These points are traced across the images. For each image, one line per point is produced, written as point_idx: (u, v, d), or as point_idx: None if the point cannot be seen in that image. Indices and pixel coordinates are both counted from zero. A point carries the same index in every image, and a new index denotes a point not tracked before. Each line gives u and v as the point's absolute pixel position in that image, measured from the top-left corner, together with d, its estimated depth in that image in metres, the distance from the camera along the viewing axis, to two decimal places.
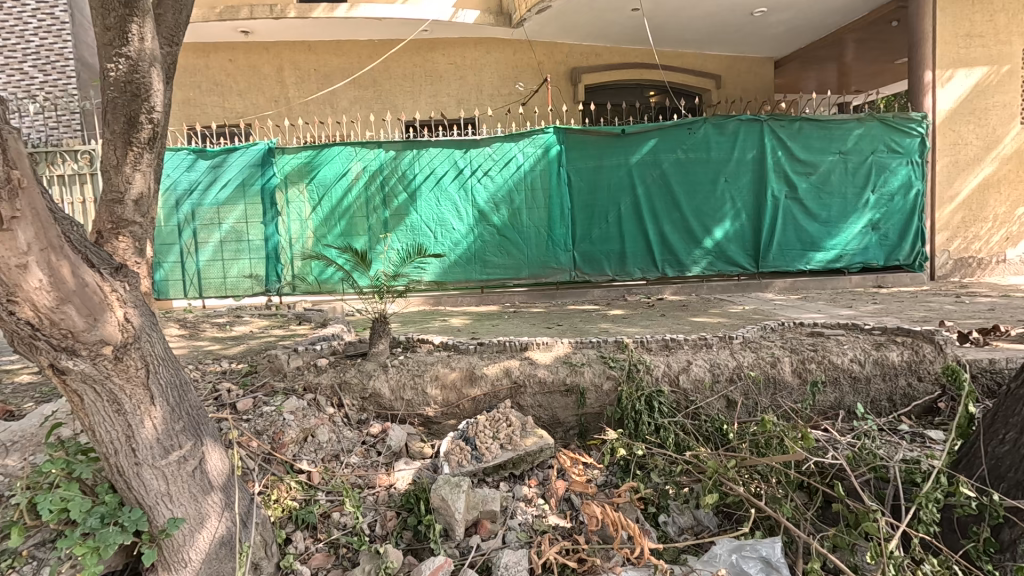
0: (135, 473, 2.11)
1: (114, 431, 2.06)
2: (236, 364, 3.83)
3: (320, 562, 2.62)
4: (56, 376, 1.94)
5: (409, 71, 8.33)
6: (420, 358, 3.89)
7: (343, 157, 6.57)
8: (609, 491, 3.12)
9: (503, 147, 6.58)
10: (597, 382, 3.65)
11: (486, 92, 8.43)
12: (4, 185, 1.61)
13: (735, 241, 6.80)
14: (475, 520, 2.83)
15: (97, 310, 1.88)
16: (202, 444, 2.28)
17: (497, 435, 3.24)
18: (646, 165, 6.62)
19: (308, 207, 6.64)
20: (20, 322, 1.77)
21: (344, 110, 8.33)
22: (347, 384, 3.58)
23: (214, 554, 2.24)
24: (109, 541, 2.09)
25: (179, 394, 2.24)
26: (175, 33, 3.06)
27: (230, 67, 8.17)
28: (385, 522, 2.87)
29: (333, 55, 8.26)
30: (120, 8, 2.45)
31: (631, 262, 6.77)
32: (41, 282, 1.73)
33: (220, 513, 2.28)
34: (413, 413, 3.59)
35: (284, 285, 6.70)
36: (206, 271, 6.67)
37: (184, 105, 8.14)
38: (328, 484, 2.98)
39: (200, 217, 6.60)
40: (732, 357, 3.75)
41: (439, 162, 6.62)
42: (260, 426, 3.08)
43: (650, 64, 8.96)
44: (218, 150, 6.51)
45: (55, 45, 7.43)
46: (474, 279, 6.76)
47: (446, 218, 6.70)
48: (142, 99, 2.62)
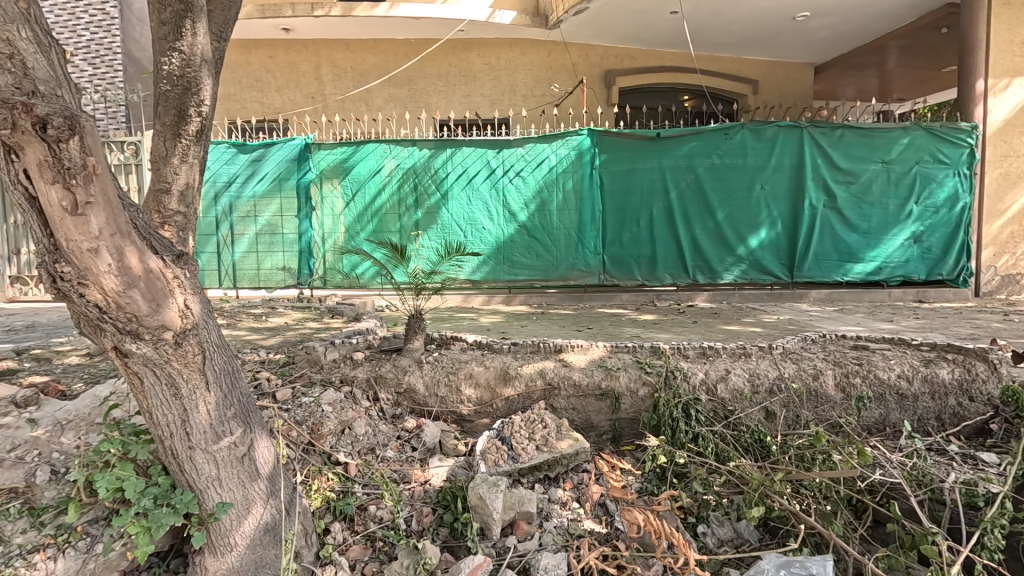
0: (188, 457, 2.16)
1: (171, 414, 2.11)
2: (274, 354, 3.87)
3: (358, 554, 2.65)
4: (118, 358, 1.99)
5: (443, 71, 8.39)
6: (454, 355, 3.91)
7: (377, 154, 6.64)
8: (648, 499, 3.09)
9: (536, 147, 6.56)
10: (632, 387, 3.60)
11: (520, 93, 8.43)
12: (80, 172, 1.65)
13: (770, 250, 6.65)
14: (512, 521, 2.82)
15: (160, 295, 1.93)
16: (251, 431, 2.33)
17: (533, 436, 3.23)
18: (681, 170, 6.52)
19: (342, 202, 6.73)
20: (89, 304, 1.83)
21: (379, 108, 8.43)
22: (383, 378, 3.61)
23: (259, 540, 2.28)
24: (161, 523, 2.15)
25: (231, 381, 2.29)
26: (224, 29, 3.12)
27: (270, 63, 8.34)
28: (422, 518, 2.89)
29: (369, 53, 8.36)
30: (177, 5, 2.56)
31: (661, 268, 6.68)
32: (109, 266, 1.79)
33: (265, 500, 2.32)
34: (447, 411, 3.60)
35: (315, 279, 6.81)
36: (241, 263, 6.81)
37: (225, 100, 8.36)
38: (365, 476, 2.99)
39: (237, 210, 6.75)
40: (773, 368, 3.66)
41: (471, 162, 6.64)
42: (300, 416, 3.11)
43: (687, 68, 8.83)
44: (257, 145, 6.66)
45: (104, 39, 7.70)
46: (502, 279, 6.76)
47: (477, 218, 6.71)
48: (192, 92, 2.67)
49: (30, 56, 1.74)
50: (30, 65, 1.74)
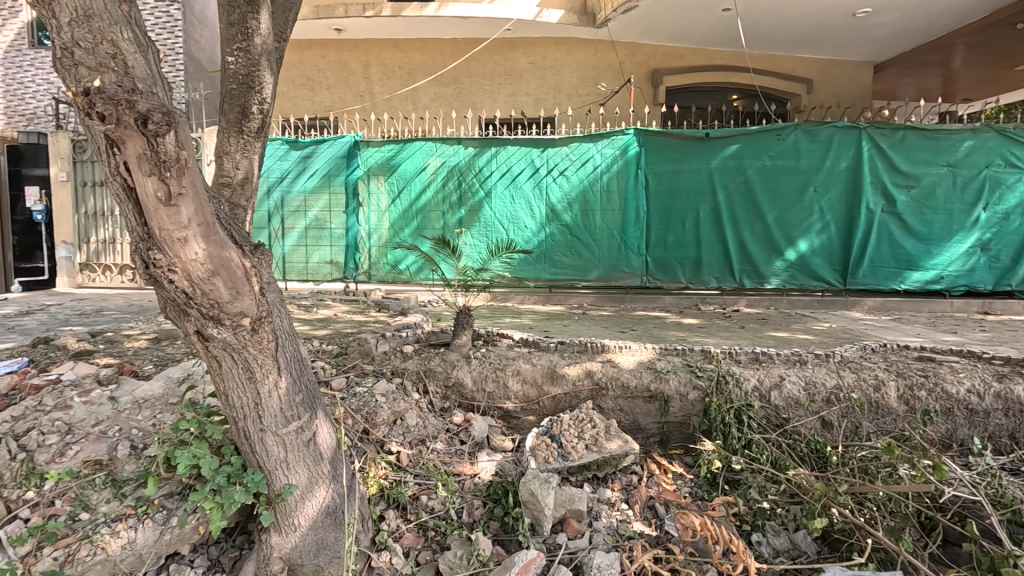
0: (259, 439, 2.26)
1: (245, 397, 2.22)
2: (327, 344, 3.99)
3: (411, 542, 2.71)
4: (200, 342, 2.10)
5: (490, 70, 8.45)
6: (501, 352, 3.94)
7: (423, 152, 6.75)
8: (701, 503, 3.08)
9: (581, 147, 6.54)
10: (682, 391, 3.55)
11: (565, 92, 8.41)
12: (174, 165, 1.75)
13: (822, 255, 6.41)
14: (562, 519, 2.84)
15: (239, 284, 2.03)
16: (316, 417, 2.43)
17: (582, 436, 3.23)
18: (730, 171, 6.37)
19: (387, 199, 6.87)
20: (177, 289, 1.93)
21: (425, 106, 8.56)
22: (432, 371, 3.67)
23: (320, 523, 2.37)
24: (233, 500, 2.25)
25: (300, 367, 2.38)
26: (284, 29, 3.23)
27: (322, 62, 8.59)
28: (473, 510, 2.93)
29: (417, 52, 8.51)
30: (244, 7, 2.68)
31: (707, 270, 6.54)
32: (197, 254, 1.88)
33: (327, 484, 2.41)
34: (494, 406, 3.63)
35: (361, 273, 6.98)
36: (291, 256, 7.04)
37: (280, 99, 8.66)
38: (418, 467, 3.06)
39: (288, 204, 6.97)
40: (830, 376, 3.54)
41: (516, 160, 6.67)
42: (356, 405, 3.20)
43: (739, 67, 8.60)
44: (309, 142, 6.87)
45: (168, 40, 8.06)
46: (543, 278, 6.77)
47: (520, 216, 6.73)
48: (254, 90, 2.78)
49: (130, 56, 1.84)
50: (131, 64, 1.84)
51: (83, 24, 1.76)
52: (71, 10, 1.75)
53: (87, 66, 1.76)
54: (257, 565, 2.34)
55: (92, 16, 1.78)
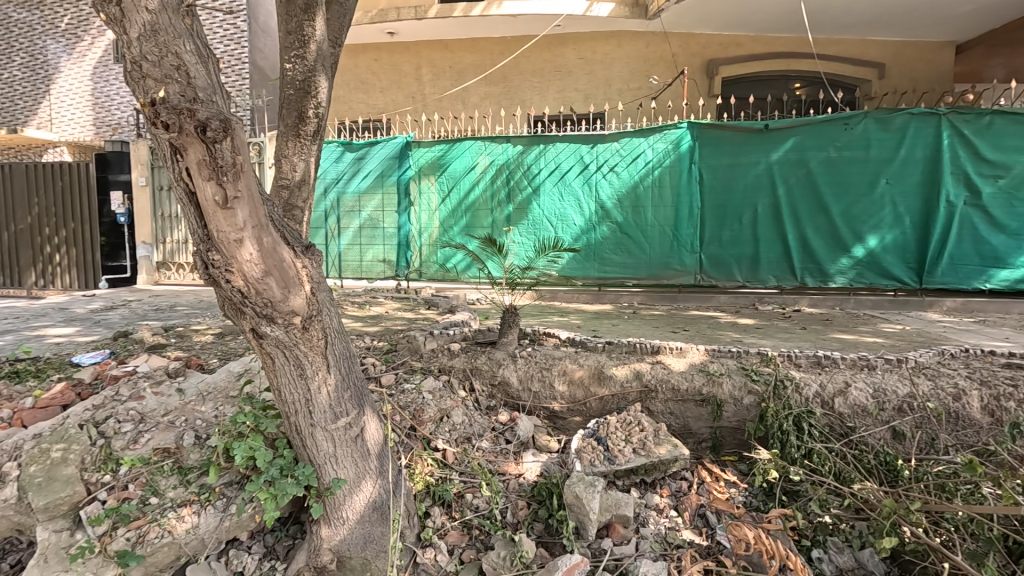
0: (310, 434, 2.35)
1: (296, 393, 2.30)
2: (377, 341, 4.06)
3: (456, 540, 2.73)
4: (255, 339, 2.19)
5: (539, 67, 8.40)
6: (548, 351, 3.90)
7: (472, 151, 6.80)
8: (756, 515, 2.96)
9: (631, 142, 6.39)
10: (736, 395, 3.40)
11: (616, 86, 8.26)
12: (230, 170, 1.83)
13: (894, 252, 5.97)
14: (608, 523, 2.78)
15: (291, 283, 2.10)
16: (363, 413, 2.49)
17: (630, 439, 3.16)
18: (791, 164, 6.05)
19: (437, 198, 6.97)
20: (233, 289, 2.02)
21: (475, 105, 8.61)
22: (478, 369, 3.68)
23: (367, 517, 2.44)
24: (285, 492, 2.35)
25: (348, 365, 2.45)
26: (339, 35, 3.32)
27: (375, 65, 8.82)
28: (517, 511, 2.92)
29: (467, 52, 8.58)
30: (301, 15, 2.80)
31: (765, 268, 6.24)
32: (251, 254, 1.96)
33: (374, 478, 2.47)
34: (540, 406, 3.59)
35: (412, 271, 7.13)
36: (346, 254, 7.28)
37: (336, 103, 8.96)
38: (462, 465, 3.07)
39: (343, 205, 7.20)
40: (903, 384, 3.29)
41: (564, 157, 6.60)
42: (403, 402, 3.25)
43: (802, 53, 8.13)
44: (363, 144, 7.07)
45: (236, 50, 8.51)
46: (592, 276, 6.67)
47: (568, 214, 6.66)
48: (311, 95, 2.87)
49: (192, 67, 1.94)
50: (192, 75, 1.94)
51: (150, 38, 1.86)
52: (140, 25, 1.85)
53: (153, 77, 1.86)
54: (307, 556, 2.42)
55: (159, 31, 1.87)
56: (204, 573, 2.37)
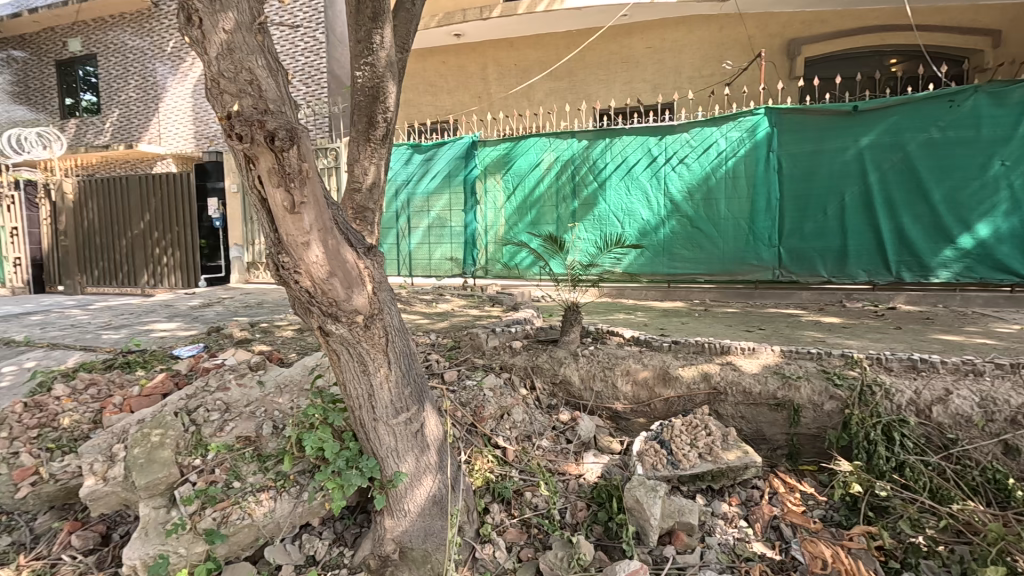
0: (373, 428, 2.45)
1: (360, 388, 2.40)
2: (442, 337, 4.12)
3: (514, 538, 2.75)
4: (322, 336, 2.30)
5: (605, 59, 8.23)
6: (611, 350, 3.81)
7: (537, 148, 6.79)
8: (835, 531, 2.75)
9: (703, 132, 6.12)
10: (816, 400, 3.17)
11: (686, 74, 7.93)
12: (296, 177, 1.93)
13: (1010, 241, 5.28)
14: (670, 530, 2.70)
15: (353, 282, 2.19)
16: (423, 409, 2.56)
17: (695, 443, 3.04)
18: (884, 149, 5.53)
19: (503, 196, 7.02)
20: (301, 289, 2.13)
21: (540, 102, 8.60)
22: (539, 367, 3.66)
23: (427, 511, 2.51)
24: (351, 482, 2.47)
25: (409, 362, 2.52)
26: (406, 40, 3.40)
27: (443, 68, 9.02)
28: (576, 512, 2.89)
29: (532, 49, 8.56)
30: (369, 23, 2.90)
31: (854, 262, 5.74)
32: (318, 256, 2.07)
33: (434, 474, 2.54)
34: (602, 406, 3.53)
35: (478, 269, 7.20)
36: (416, 253, 7.50)
37: (406, 106, 9.25)
38: (522, 463, 3.08)
39: (413, 205, 7.43)
40: (1016, 393, 2.92)
41: (632, 150, 6.43)
42: (465, 398, 3.28)
43: (899, 26, 7.36)
44: (431, 145, 7.26)
45: (316, 61, 9.00)
46: (661, 272, 6.45)
47: (635, 208, 6.48)
48: (379, 100, 2.96)
49: (263, 81, 2.06)
50: (264, 88, 2.06)
51: (227, 56, 1.99)
52: (218, 45, 1.98)
53: (229, 93, 1.99)
54: (372, 544, 2.53)
55: (234, 49, 1.99)
56: (281, 554, 2.54)
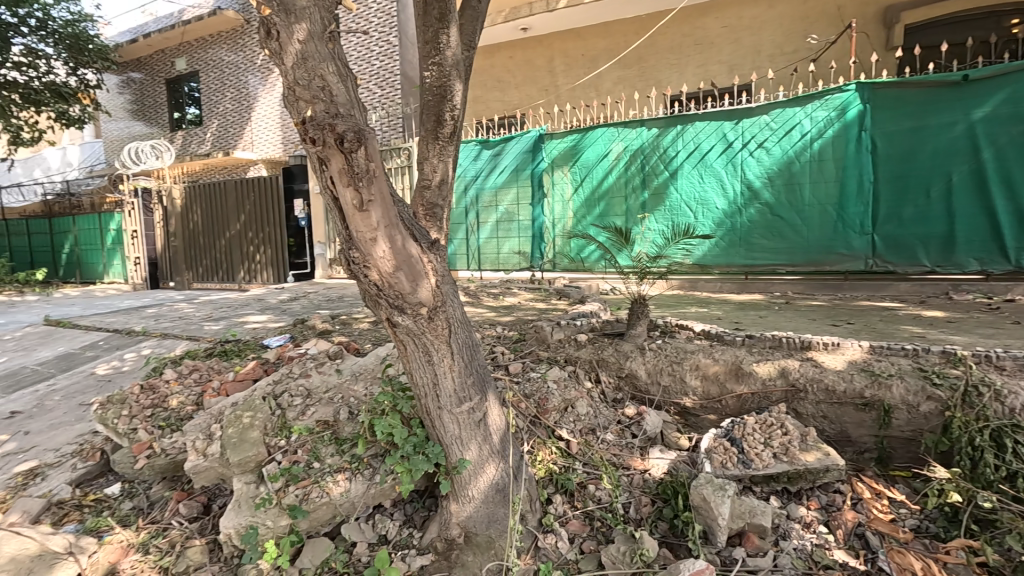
0: (438, 415, 2.54)
1: (426, 377, 2.50)
2: (508, 330, 4.17)
3: (577, 529, 2.75)
4: (390, 327, 2.41)
5: (678, 42, 7.92)
6: (680, 344, 3.69)
7: (606, 138, 6.67)
8: (929, 543, 2.53)
9: (784, 113, 5.75)
10: (910, 400, 2.91)
11: (766, 53, 7.47)
12: (364, 176, 2.03)
13: None
14: (741, 531, 2.60)
15: (418, 276, 2.29)
16: (486, 399, 2.63)
17: (770, 442, 2.89)
18: (1000, 121, 4.91)
19: (571, 189, 6.97)
20: (370, 283, 2.25)
21: (608, 91, 8.42)
22: (605, 361, 3.62)
23: (491, 498, 2.58)
24: (418, 467, 2.59)
25: (471, 353, 2.59)
26: (472, 37, 3.44)
27: (510, 63, 9.07)
28: (640, 507, 2.85)
29: (600, 38, 8.41)
30: (437, 24, 2.99)
31: (962, 250, 5.17)
32: (384, 251, 2.17)
33: (496, 462, 2.61)
34: (670, 401, 3.43)
35: (546, 262, 7.19)
36: (485, 247, 7.63)
37: (475, 103, 9.40)
38: (586, 456, 3.07)
39: (482, 200, 7.55)
40: None
41: (705, 136, 6.16)
42: (529, 390, 3.30)
43: None
44: (499, 140, 7.34)
45: (390, 65, 9.36)
46: (738, 263, 6.15)
47: (709, 197, 6.21)
48: (447, 99, 3.03)
49: (334, 86, 2.18)
50: (335, 93, 2.18)
51: (301, 65, 2.12)
52: (294, 54, 2.11)
53: (304, 99, 2.12)
54: (439, 528, 2.63)
55: (308, 58, 2.13)
56: (355, 531, 2.71)
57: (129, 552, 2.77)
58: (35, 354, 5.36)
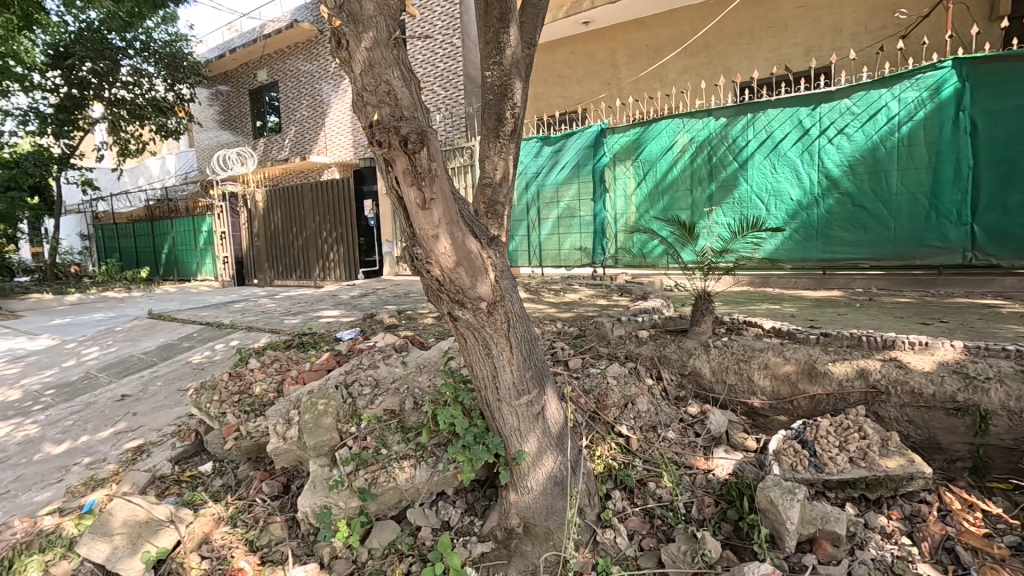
0: (498, 407, 2.61)
1: (486, 369, 2.57)
2: (568, 326, 4.18)
3: (636, 526, 2.73)
4: (451, 321, 2.50)
5: (748, 27, 7.56)
6: (748, 341, 3.55)
7: (671, 130, 6.50)
8: None
9: (867, 95, 5.36)
10: (1011, 406, 2.66)
11: (848, 32, 6.96)
12: (426, 175, 2.11)
13: None
14: (811, 538, 2.48)
15: (478, 271, 2.35)
16: (545, 393, 2.67)
17: (845, 446, 2.73)
18: None
19: (634, 183, 6.85)
20: (432, 277, 2.33)
21: (673, 82, 8.18)
22: (667, 357, 3.55)
23: (549, 490, 2.62)
24: (479, 457, 2.67)
25: (530, 347, 2.64)
26: (532, 35, 3.47)
27: (572, 57, 9.02)
28: (703, 507, 2.79)
29: (665, 26, 8.17)
30: (498, 24, 3.05)
31: None
32: (445, 247, 2.24)
33: (554, 454, 2.65)
34: (736, 400, 3.32)
35: (608, 258, 7.10)
36: (545, 244, 7.64)
37: (536, 100, 9.43)
38: (646, 453, 3.03)
39: (543, 197, 7.56)
40: None
41: (779, 124, 5.85)
42: (588, 385, 3.29)
43: None
44: (560, 136, 7.32)
45: (453, 66, 9.58)
46: (814, 257, 5.81)
47: (783, 188, 5.90)
48: (507, 97, 3.07)
49: (399, 90, 2.29)
50: (400, 97, 2.28)
51: (369, 72, 2.24)
52: (362, 61, 2.24)
53: (371, 104, 2.24)
54: (499, 516, 2.69)
55: (375, 65, 2.24)
56: (420, 516, 2.83)
57: (220, 524, 3.06)
58: (141, 344, 5.98)
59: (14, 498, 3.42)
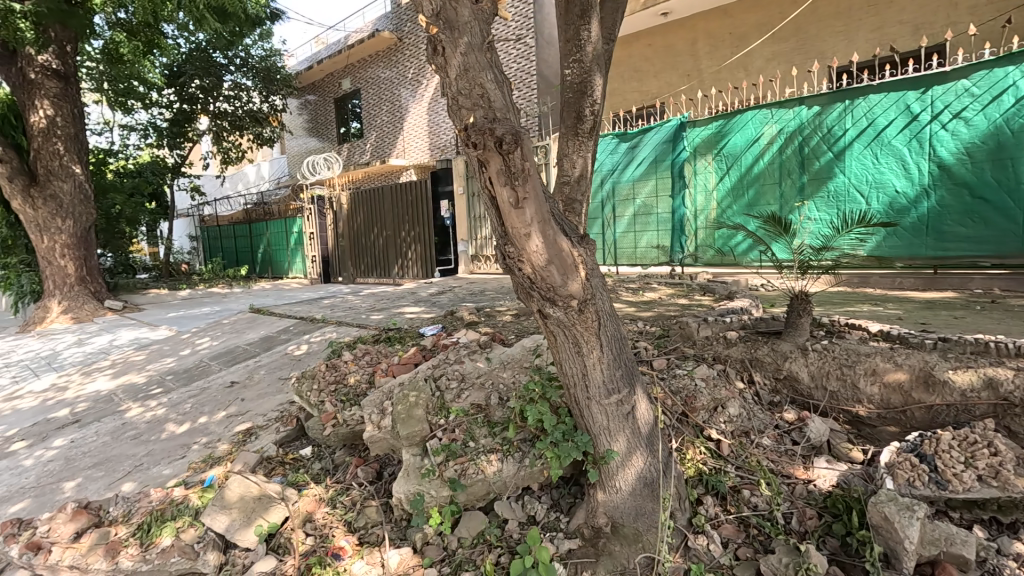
0: (586, 406, 2.62)
1: (575, 367, 2.58)
2: (650, 325, 4.08)
3: (731, 534, 2.63)
4: (541, 319, 2.53)
5: (845, 7, 7.02)
6: (851, 345, 3.31)
7: (757, 121, 6.16)
8: None
9: (990, 75, 4.82)
10: None
11: (965, 5, 6.28)
12: (520, 175, 2.14)
13: None
14: (933, 559, 2.28)
15: (569, 270, 2.36)
16: (633, 392, 2.64)
17: (972, 461, 2.48)
18: None
19: (716, 178, 6.58)
20: (524, 276, 2.37)
21: (759, 70, 7.75)
22: (759, 360, 3.39)
23: (638, 490, 2.59)
24: (567, 454, 2.68)
25: (619, 347, 2.63)
26: (613, 29, 3.44)
27: (648, 50, 8.79)
28: (804, 519, 2.63)
29: (750, 13, 7.77)
30: (578, 21, 3.06)
31: None
32: (538, 246, 2.27)
33: (643, 454, 2.62)
34: (838, 408, 3.12)
35: (687, 256, 6.87)
36: (621, 241, 7.51)
37: (611, 96, 9.28)
38: (739, 459, 2.92)
39: (618, 193, 7.42)
40: None
41: (882, 110, 5.39)
42: (675, 387, 3.20)
43: None
44: (638, 131, 7.14)
45: (528, 66, 9.65)
46: (922, 254, 5.31)
47: (886, 179, 5.44)
48: (588, 94, 3.06)
49: (491, 92, 2.34)
50: (492, 99, 2.34)
51: (462, 76, 2.31)
52: (457, 67, 2.31)
53: (465, 107, 2.32)
54: (587, 514, 2.69)
55: (469, 69, 2.31)
56: (507, 509, 2.88)
57: (321, 504, 3.28)
58: (245, 336, 6.52)
59: (148, 470, 3.85)
